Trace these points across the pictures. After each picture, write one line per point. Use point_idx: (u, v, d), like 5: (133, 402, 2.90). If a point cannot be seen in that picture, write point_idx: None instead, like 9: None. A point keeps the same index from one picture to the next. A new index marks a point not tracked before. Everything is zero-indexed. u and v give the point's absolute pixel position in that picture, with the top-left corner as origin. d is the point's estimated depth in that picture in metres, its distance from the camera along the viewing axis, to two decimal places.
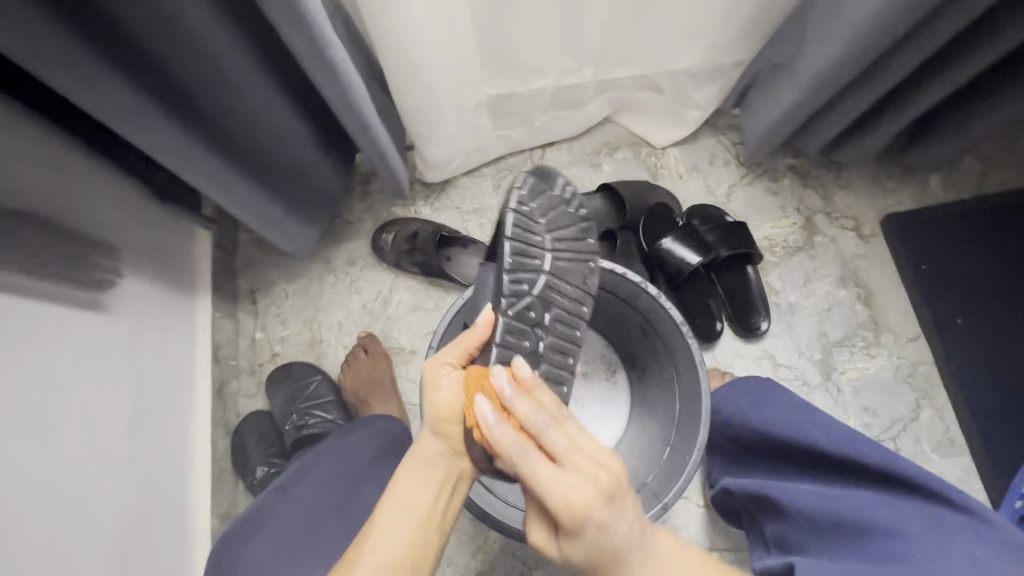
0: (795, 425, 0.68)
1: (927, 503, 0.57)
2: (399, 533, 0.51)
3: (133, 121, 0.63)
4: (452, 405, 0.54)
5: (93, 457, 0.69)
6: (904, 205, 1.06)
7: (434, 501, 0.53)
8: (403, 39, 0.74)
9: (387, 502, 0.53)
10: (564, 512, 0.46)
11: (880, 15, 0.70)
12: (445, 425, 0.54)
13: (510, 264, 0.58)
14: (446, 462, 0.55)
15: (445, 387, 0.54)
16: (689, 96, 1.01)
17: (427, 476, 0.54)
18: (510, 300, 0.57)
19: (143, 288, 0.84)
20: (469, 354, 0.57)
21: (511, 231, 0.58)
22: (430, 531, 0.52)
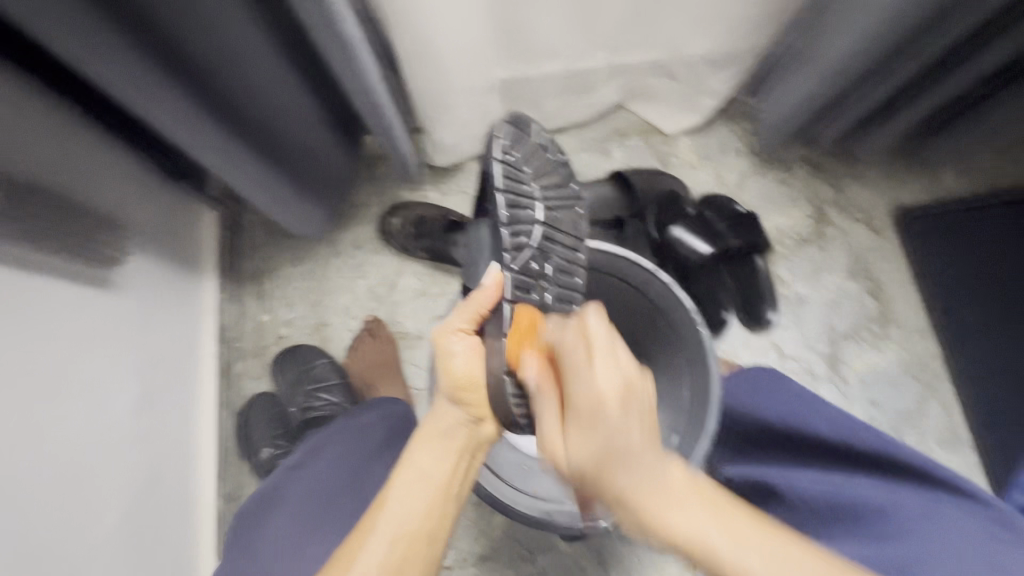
0: (791, 411, 0.68)
1: (928, 486, 0.57)
2: (418, 498, 0.53)
3: (140, 92, 0.61)
4: (468, 372, 0.58)
5: (98, 434, 0.68)
6: (916, 197, 1.05)
7: (452, 469, 0.56)
8: (416, 17, 0.72)
9: (404, 471, 0.55)
10: (593, 399, 0.48)
11: (903, 1, 0.69)
12: (462, 393, 0.58)
13: (506, 217, 0.56)
14: (465, 431, 0.58)
15: (458, 355, 0.58)
16: (702, 83, 0.99)
17: (446, 447, 0.57)
18: (512, 254, 0.56)
19: (150, 267, 0.83)
20: (480, 318, 0.57)
21: (501, 182, 0.57)
22: (447, 502, 0.55)
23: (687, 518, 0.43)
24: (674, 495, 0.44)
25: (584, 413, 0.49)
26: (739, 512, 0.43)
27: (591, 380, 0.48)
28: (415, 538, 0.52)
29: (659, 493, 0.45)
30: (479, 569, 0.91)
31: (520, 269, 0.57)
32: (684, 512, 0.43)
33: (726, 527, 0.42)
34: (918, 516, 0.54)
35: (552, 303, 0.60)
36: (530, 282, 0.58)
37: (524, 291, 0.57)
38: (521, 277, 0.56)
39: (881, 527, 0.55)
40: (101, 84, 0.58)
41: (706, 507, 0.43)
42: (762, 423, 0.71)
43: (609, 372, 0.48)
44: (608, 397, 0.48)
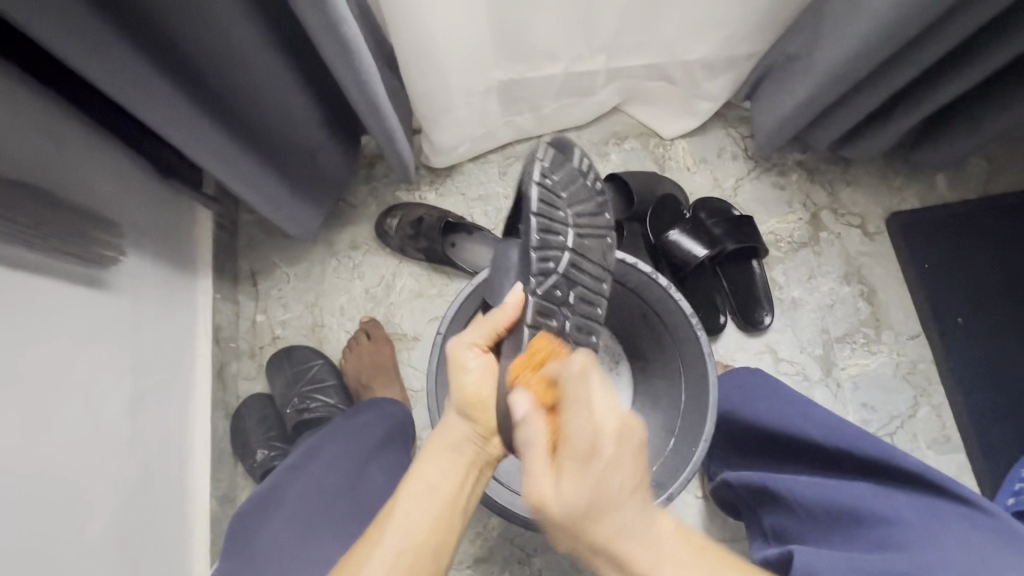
0: (789, 418, 0.69)
1: (923, 493, 0.58)
2: (424, 512, 0.53)
3: (139, 92, 0.61)
4: (479, 388, 0.58)
5: (92, 435, 0.68)
6: (909, 203, 1.07)
7: (459, 485, 0.56)
8: (417, 18, 0.72)
9: (412, 482, 0.55)
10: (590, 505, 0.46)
11: (900, 9, 0.69)
12: (472, 410, 0.57)
13: (537, 240, 0.58)
14: (472, 448, 0.58)
15: (472, 371, 0.58)
16: (701, 87, 1.00)
17: (453, 461, 0.56)
18: (539, 280, 0.58)
19: (144, 267, 0.82)
20: (496, 335, 0.58)
21: (537, 206, 0.59)
22: (453, 515, 0.54)
23: (675, 571, 0.46)
24: (661, 546, 0.47)
25: (577, 451, 0.48)
26: (719, 560, 0.47)
27: (592, 420, 0.48)
28: (420, 552, 0.51)
29: (647, 546, 0.46)
30: (475, 571, 0.91)
31: (544, 295, 0.58)
32: (675, 563, 0.46)
33: None
34: (915, 519, 0.55)
35: (571, 331, 0.61)
36: (554, 309, 0.59)
37: (546, 318, 0.58)
38: (544, 302, 0.58)
39: (879, 530, 0.56)
40: (101, 84, 0.58)
41: (692, 553, 0.47)
42: (759, 428, 0.72)
43: (611, 421, 0.48)
44: (605, 436, 0.47)
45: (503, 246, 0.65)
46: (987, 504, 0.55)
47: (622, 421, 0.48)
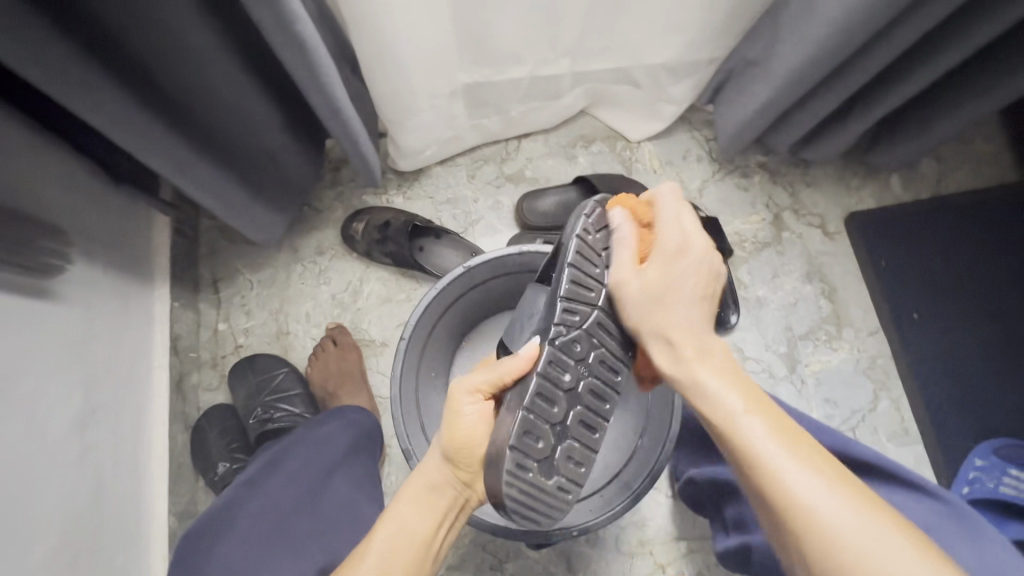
0: None
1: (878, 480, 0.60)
2: (397, 559, 0.52)
3: (84, 96, 0.58)
4: (470, 435, 0.56)
5: (38, 453, 0.64)
6: (866, 203, 1.10)
7: (434, 531, 0.55)
8: (380, 21, 0.71)
9: (388, 522, 0.55)
10: (663, 297, 0.55)
11: (851, 15, 0.71)
12: (457, 455, 0.57)
13: (566, 291, 0.55)
14: (453, 492, 0.58)
15: (466, 417, 0.57)
16: (665, 91, 1.01)
17: (431, 504, 0.56)
18: (558, 332, 0.55)
19: (94, 276, 0.78)
20: (499, 385, 0.56)
21: (573, 257, 0.56)
22: (425, 557, 0.54)
23: (712, 377, 0.51)
24: (710, 351, 0.53)
25: (666, 252, 0.56)
26: (765, 403, 0.50)
27: (678, 222, 0.57)
28: None
29: (710, 355, 0.53)
30: None
31: (562, 347, 0.55)
32: (745, 411, 0.48)
33: (745, 395, 0.50)
34: None
35: (582, 393, 0.55)
36: (569, 364, 0.55)
37: (558, 373, 0.54)
38: (560, 351, 0.55)
39: None
40: (41, 85, 0.55)
41: (745, 390, 0.50)
42: None
43: (696, 234, 0.57)
44: (692, 246, 0.56)
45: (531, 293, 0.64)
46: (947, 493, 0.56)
47: (704, 252, 0.56)
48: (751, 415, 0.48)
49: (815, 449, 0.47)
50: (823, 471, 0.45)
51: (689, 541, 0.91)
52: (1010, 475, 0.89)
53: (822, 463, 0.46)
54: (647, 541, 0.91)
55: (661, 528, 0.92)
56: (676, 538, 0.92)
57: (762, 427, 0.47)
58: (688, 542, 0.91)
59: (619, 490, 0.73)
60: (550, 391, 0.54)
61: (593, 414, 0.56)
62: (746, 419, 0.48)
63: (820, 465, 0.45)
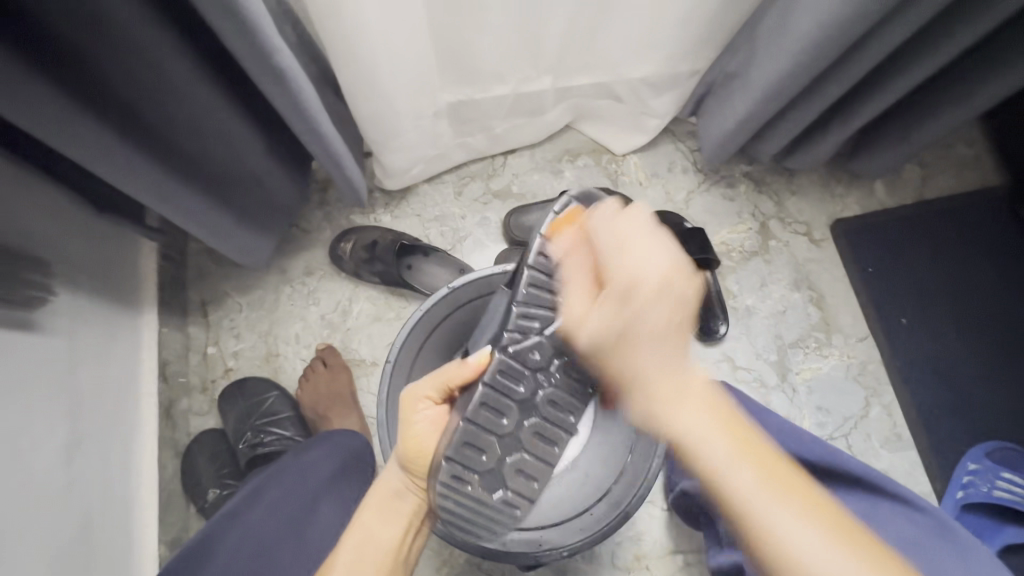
0: None
1: (869, 494, 0.60)
2: (365, 564, 0.55)
3: (65, 131, 0.58)
4: (423, 441, 0.60)
5: (24, 488, 0.64)
6: (851, 210, 1.11)
7: (400, 535, 0.59)
8: (360, 47, 0.72)
9: (354, 535, 0.57)
10: (619, 329, 0.50)
11: (824, 28, 0.73)
12: (413, 464, 0.60)
13: (524, 294, 0.61)
14: (411, 496, 0.62)
15: (422, 422, 0.60)
16: (647, 104, 1.02)
17: (394, 511, 0.60)
18: (515, 336, 0.60)
19: (79, 305, 0.78)
20: (448, 390, 0.60)
21: (533, 259, 0.62)
22: (394, 564, 0.58)
23: (696, 420, 0.48)
24: (688, 390, 0.49)
25: (619, 288, 0.50)
26: (746, 434, 0.48)
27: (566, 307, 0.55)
28: None
29: (676, 386, 0.49)
30: None
31: (517, 353, 0.59)
32: (695, 414, 0.48)
33: (732, 444, 0.47)
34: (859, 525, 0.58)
35: (539, 402, 0.59)
36: (523, 371, 0.59)
37: (511, 377, 0.59)
38: (512, 362, 0.59)
39: None
40: (21, 121, 0.55)
41: (717, 416, 0.48)
42: None
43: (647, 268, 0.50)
44: (654, 272, 0.49)
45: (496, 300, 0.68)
46: (931, 507, 0.58)
47: (662, 271, 0.49)
48: (735, 471, 0.46)
49: (800, 509, 0.44)
50: (787, 502, 0.45)
51: (685, 554, 0.91)
52: (1003, 478, 0.90)
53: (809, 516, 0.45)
54: (643, 555, 0.91)
55: (656, 542, 0.91)
56: (672, 551, 0.91)
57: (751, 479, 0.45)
58: (684, 556, 0.91)
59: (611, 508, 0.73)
60: (500, 395, 0.58)
61: (552, 421, 0.60)
62: (733, 473, 0.46)
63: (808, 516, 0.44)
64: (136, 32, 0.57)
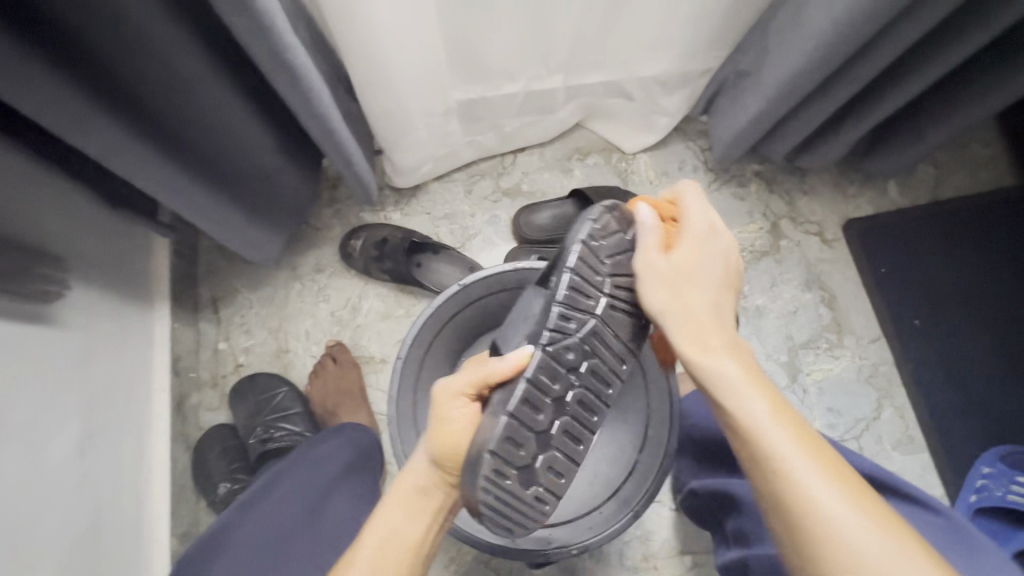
0: None
1: (879, 495, 0.61)
2: (386, 564, 0.53)
3: (78, 125, 0.59)
4: (457, 439, 0.55)
5: (38, 481, 0.64)
6: (864, 210, 1.10)
7: (425, 532, 0.56)
8: (372, 44, 0.72)
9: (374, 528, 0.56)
10: (676, 297, 0.55)
11: (838, 27, 0.72)
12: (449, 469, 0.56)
13: (563, 297, 0.54)
14: (440, 493, 0.57)
15: (455, 421, 0.55)
16: (658, 103, 1.02)
17: (420, 509, 0.57)
18: (553, 336, 0.54)
19: (93, 300, 0.79)
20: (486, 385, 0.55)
21: (573, 262, 0.54)
22: (416, 560, 0.56)
23: (737, 376, 0.51)
24: (734, 346, 0.54)
25: (693, 243, 0.57)
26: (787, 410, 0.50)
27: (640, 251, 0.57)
28: None
29: (722, 347, 0.53)
30: None
31: (555, 354, 0.54)
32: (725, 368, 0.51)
33: (769, 399, 0.50)
34: None
35: (570, 404, 0.55)
36: (560, 372, 0.54)
37: (548, 381, 0.54)
38: (550, 362, 0.53)
39: None
40: (35, 115, 0.56)
41: (754, 379, 0.51)
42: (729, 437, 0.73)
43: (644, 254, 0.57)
44: (721, 237, 0.58)
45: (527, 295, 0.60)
46: (950, 512, 0.57)
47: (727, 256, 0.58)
48: (772, 423, 0.48)
49: (840, 478, 0.46)
50: (814, 460, 0.46)
51: (694, 554, 0.91)
52: (1018, 482, 0.87)
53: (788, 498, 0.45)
54: (651, 555, 0.90)
55: (665, 542, 0.91)
56: (680, 552, 0.91)
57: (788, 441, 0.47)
58: (692, 556, 0.90)
59: (618, 506, 0.73)
60: (536, 396, 0.53)
61: (580, 425, 0.56)
62: (747, 405, 0.49)
63: (781, 409, 0.49)
64: (149, 29, 0.57)
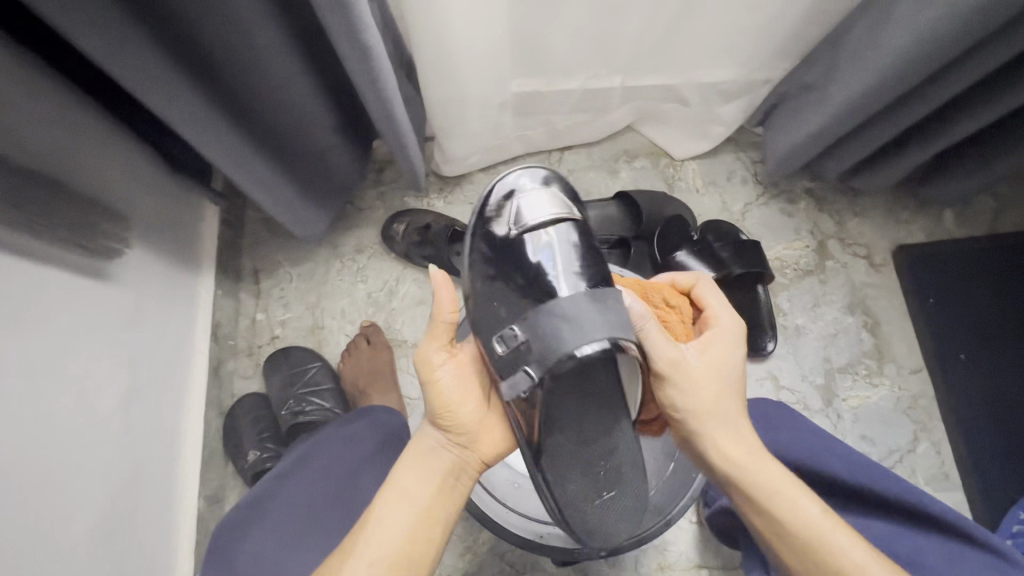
0: (812, 451, 0.67)
1: (946, 537, 0.58)
2: (397, 519, 0.54)
3: (160, 90, 0.60)
4: (450, 395, 0.60)
5: (86, 430, 0.66)
6: (916, 237, 1.07)
7: (434, 492, 0.56)
8: (440, 30, 0.72)
9: (389, 491, 0.56)
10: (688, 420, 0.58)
11: (918, 46, 0.69)
12: (446, 420, 0.60)
13: None
14: (448, 453, 0.59)
15: (446, 377, 0.61)
16: (714, 112, 1.00)
17: (427, 467, 0.58)
18: None
19: (147, 262, 0.81)
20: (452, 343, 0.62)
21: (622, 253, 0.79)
22: (430, 523, 0.55)
23: (750, 458, 0.56)
24: (737, 432, 0.58)
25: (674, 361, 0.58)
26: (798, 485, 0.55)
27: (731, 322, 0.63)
28: (395, 561, 0.52)
29: (724, 436, 0.58)
30: None
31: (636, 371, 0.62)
32: (741, 450, 0.57)
33: (785, 475, 0.55)
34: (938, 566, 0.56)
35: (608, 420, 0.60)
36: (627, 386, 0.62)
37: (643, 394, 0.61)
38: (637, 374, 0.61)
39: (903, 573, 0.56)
40: (120, 77, 0.57)
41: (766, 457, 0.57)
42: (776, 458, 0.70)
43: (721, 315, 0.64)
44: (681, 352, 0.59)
45: (611, 294, 0.58)
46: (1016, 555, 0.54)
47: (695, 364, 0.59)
48: (797, 497, 0.54)
49: (858, 541, 0.51)
50: (837, 525, 0.52)
51: (711, 569, 0.89)
52: None
53: (821, 555, 0.51)
54: (668, 566, 0.90)
55: (683, 554, 0.90)
56: (698, 566, 0.90)
57: (816, 512, 0.53)
58: (710, 571, 0.89)
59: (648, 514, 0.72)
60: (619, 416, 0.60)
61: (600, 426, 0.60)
62: (770, 483, 0.55)
63: (787, 482, 0.55)
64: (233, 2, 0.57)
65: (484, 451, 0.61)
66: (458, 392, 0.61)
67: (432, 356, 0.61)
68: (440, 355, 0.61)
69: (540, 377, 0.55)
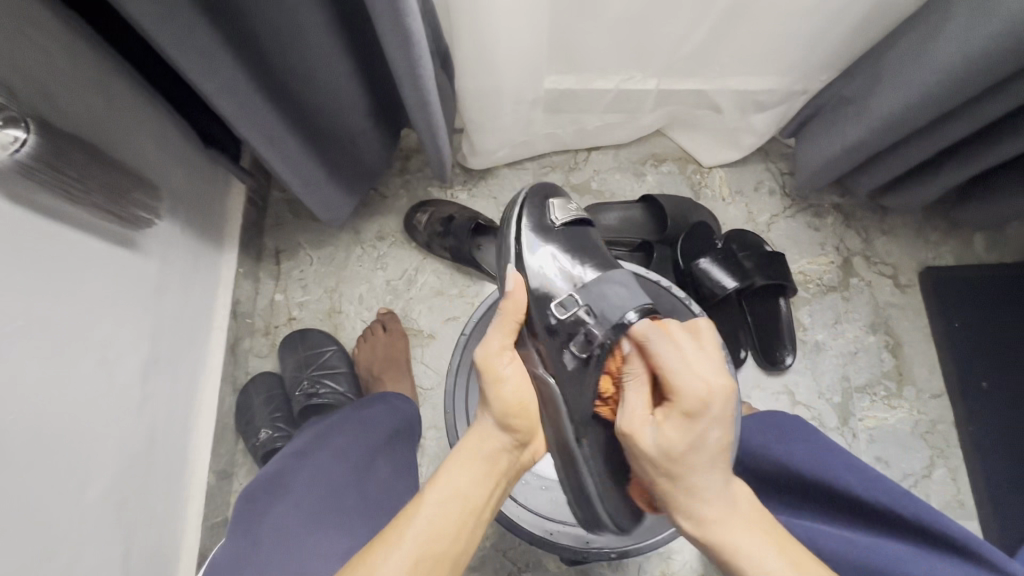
0: (824, 464, 0.66)
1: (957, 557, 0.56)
2: (451, 514, 0.51)
3: (203, 62, 0.59)
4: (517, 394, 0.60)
5: (106, 395, 0.67)
6: (944, 260, 1.05)
7: (489, 492, 0.55)
8: (481, 21, 0.72)
9: (441, 483, 0.54)
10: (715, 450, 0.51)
11: (970, 62, 0.68)
12: (510, 418, 0.59)
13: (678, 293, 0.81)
14: (505, 453, 0.58)
15: (509, 375, 0.60)
16: (747, 120, 0.99)
17: (485, 467, 0.56)
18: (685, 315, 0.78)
19: (174, 235, 0.81)
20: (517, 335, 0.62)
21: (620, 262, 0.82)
22: (477, 520, 0.53)
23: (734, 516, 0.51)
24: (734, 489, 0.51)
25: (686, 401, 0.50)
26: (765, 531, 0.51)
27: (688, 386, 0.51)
28: (442, 556, 0.49)
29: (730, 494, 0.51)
30: None
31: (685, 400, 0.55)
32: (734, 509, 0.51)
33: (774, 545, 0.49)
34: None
35: None
36: None
37: None
38: None
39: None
40: (166, 45, 0.56)
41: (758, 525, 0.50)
42: (786, 468, 0.68)
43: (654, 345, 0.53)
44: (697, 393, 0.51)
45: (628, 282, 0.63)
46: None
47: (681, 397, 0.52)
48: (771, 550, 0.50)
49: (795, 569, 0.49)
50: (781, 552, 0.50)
51: None
52: None
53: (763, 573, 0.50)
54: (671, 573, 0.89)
55: (688, 564, 0.89)
56: None
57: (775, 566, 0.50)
58: None
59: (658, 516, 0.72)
60: None
61: None
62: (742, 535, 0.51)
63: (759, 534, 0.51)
64: None
65: (533, 451, 0.62)
66: (519, 388, 0.61)
67: (497, 350, 0.61)
68: (504, 354, 0.61)
69: (603, 338, 0.57)
